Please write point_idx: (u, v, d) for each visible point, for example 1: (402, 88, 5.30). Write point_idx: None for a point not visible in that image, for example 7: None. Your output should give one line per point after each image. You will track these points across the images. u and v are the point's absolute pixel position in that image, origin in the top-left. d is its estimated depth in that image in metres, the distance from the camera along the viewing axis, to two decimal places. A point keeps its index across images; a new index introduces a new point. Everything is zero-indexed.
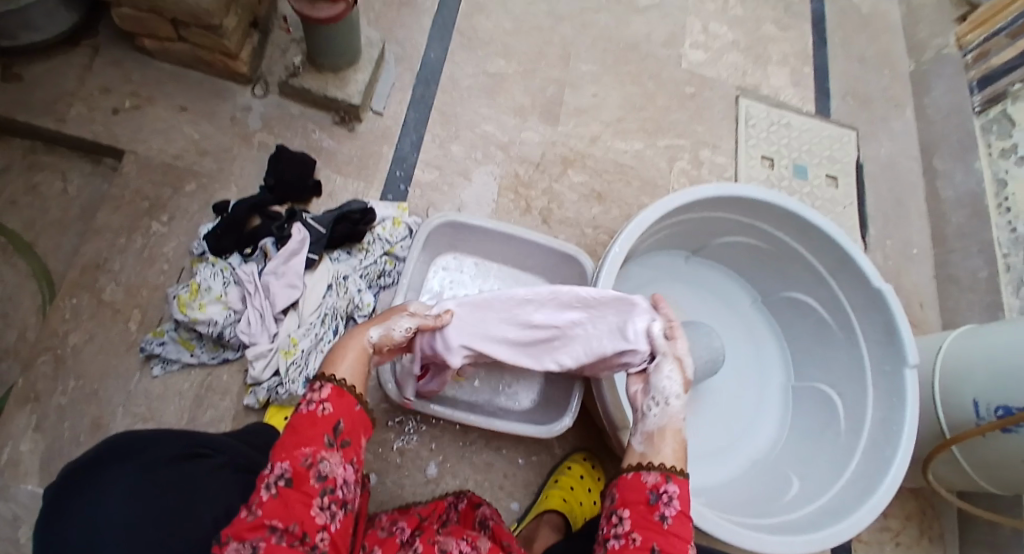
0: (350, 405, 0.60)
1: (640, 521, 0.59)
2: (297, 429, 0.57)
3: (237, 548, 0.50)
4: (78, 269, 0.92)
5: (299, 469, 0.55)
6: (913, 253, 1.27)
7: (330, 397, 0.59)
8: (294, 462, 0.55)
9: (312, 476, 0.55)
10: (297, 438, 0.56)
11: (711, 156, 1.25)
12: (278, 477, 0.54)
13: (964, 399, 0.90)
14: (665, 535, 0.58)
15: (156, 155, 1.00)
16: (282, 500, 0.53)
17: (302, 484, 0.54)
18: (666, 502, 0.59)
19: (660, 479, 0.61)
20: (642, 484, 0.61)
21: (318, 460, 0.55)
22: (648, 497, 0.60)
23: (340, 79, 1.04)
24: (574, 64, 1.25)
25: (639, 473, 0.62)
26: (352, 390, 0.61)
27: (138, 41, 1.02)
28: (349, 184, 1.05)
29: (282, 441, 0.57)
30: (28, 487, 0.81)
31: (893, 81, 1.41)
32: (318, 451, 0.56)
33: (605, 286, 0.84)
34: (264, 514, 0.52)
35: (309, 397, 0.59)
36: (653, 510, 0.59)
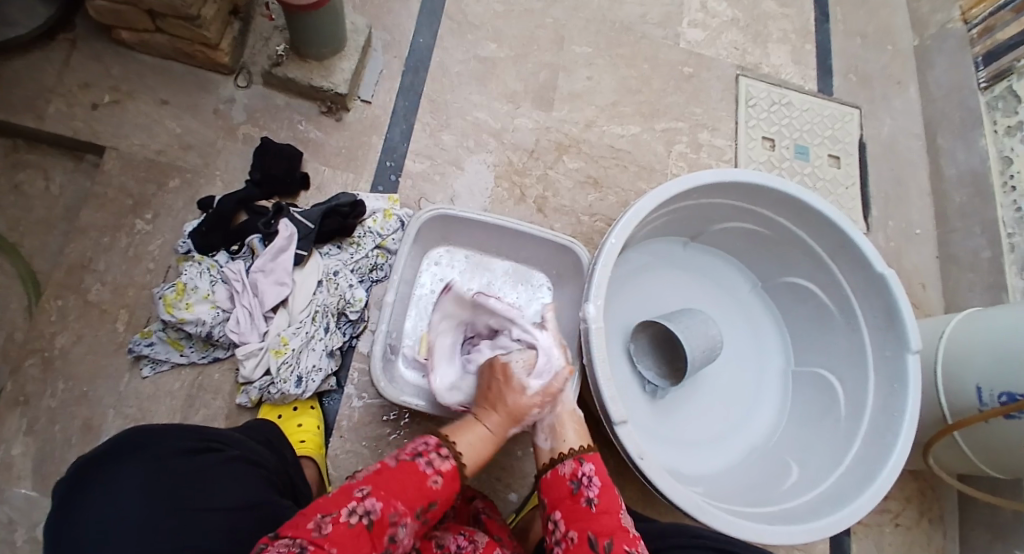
0: (450, 492, 0.61)
1: (571, 514, 0.62)
2: (408, 479, 0.58)
3: (291, 546, 0.49)
4: (64, 270, 0.91)
5: (386, 519, 0.54)
6: (915, 233, 1.24)
7: (445, 470, 0.60)
8: (386, 509, 0.55)
9: (388, 534, 0.54)
10: (402, 487, 0.57)
11: (709, 139, 1.22)
12: (365, 512, 0.54)
13: (966, 385, 0.88)
14: (596, 518, 0.61)
15: (138, 151, 0.98)
16: (355, 537, 0.52)
17: (377, 533, 0.53)
18: (587, 485, 0.63)
19: (575, 465, 0.67)
20: (562, 479, 0.66)
21: (402, 523, 0.55)
22: (570, 488, 0.64)
23: (325, 67, 1.02)
24: (568, 46, 1.21)
25: (557, 467, 0.67)
26: (462, 470, 0.63)
27: (116, 34, 0.99)
28: (337, 176, 1.03)
29: (384, 477, 0.57)
30: (22, 490, 0.81)
31: (896, 57, 1.37)
32: (407, 515, 0.56)
33: (601, 280, 0.81)
34: (331, 535, 0.51)
35: (431, 455, 0.61)
36: (578, 498, 0.63)
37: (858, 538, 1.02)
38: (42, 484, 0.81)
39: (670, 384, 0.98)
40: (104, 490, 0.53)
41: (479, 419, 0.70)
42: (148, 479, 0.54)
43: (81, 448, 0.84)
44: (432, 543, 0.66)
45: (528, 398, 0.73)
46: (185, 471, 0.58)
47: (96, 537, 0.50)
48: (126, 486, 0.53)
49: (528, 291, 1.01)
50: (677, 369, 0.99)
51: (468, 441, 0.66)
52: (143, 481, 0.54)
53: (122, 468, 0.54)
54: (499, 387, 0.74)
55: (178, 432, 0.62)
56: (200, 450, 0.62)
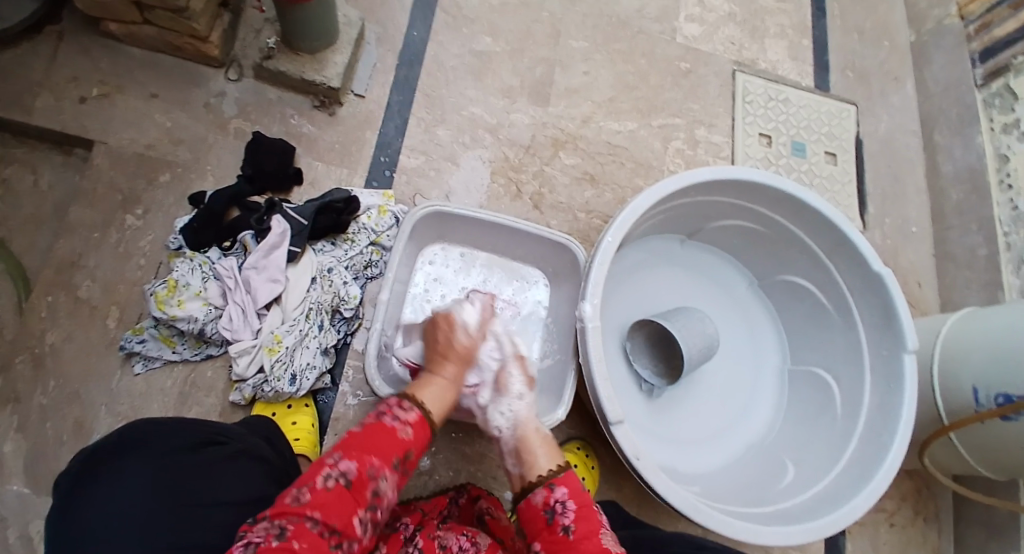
0: (424, 439, 0.61)
1: (550, 546, 0.59)
2: (376, 436, 0.57)
3: (269, 527, 0.49)
4: (53, 266, 0.89)
5: (364, 476, 0.54)
6: (911, 230, 1.24)
7: (415, 421, 0.60)
8: (361, 467, 0.54)
9: (370, 488, 0.54)
10: (373, 444, 0.56)
11: (707, 135, 1.21)
12: (341, 474, 0.53)
13: (963, 385, 0.88)
14: (574, 547, 0.58)
15: (128, 145, 0.96)
16: (335, 498, 0.52)
17: (358, 490, 0.53)
18: (562, 513, 0.60)
19: (547, 493, 0.63)
20: (535, 508, 0.62)
21: (381, 476, 0.55)
22: (545, 517, 0.61)
23: (317, 61, 1.00)
24: (564, 40, 1.20)
25: (530, 496, 0.64)
26: (427, 418, 0.62)
27: (104, 25, 0.97)
28: (331, 171, 1.01)
29: (354, 439, 0.56)
30: (13, 489, 0.79)
31: (893, 53, 1.37)
32: (384, 468, 0.55)
33: (597, 278, 0.81)
34: (309, 503, 0.51)
35: (395, 411, 0.60)
36: (555, 527, 0.60)
37: (854, 538, 1.03)
38: (32, 485, 0.80)
39: (667, 383, 0.98)
40: (113, 483, 0.52)
41: (436, 371, 0.71)
42: (156, 473, 0.54)
43: (73, 447, 0.82)
44: (434, 543, 0.66)
45: (467, 341, 0.77)
46: (191, 466, 0.57)
47: (103, 531, 0.49)
48: (135, 480, 0.52)
49: (524, 288, 1.00)
50: (673, 368, 0.99)
51: (434, 394, 0.67)
52: (152, 475, 0.53)
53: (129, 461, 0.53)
54: (444, 337, 0.76)
55: (183, 426, 0.61)
56: (205, 444, 0.61)
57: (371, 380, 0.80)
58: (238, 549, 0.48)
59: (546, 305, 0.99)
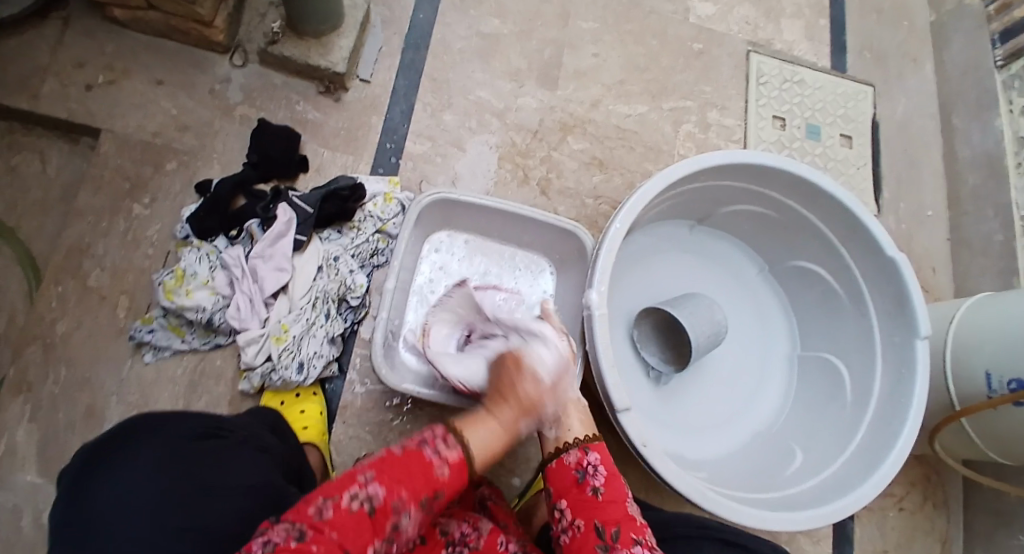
0: (462, 482, 0.55)
1: (577, 504, 0.62)
2: (412, 467, 0.52)
3: (287, 528, 0.47)
4: (62, 254, 0.90)
5: (388, 507, 0.50)
6: (927, 215, 1.21)
7: (454, 461, 0.54)
8: (389, 497, 0.50)
9: (390, 523, 0.50)
10: (405, 475, 0.52)
11: (718, 118, 1.18)
12: (367, 498, 0.50)
13: (975, 372, 0.87)
14: (603, 507, 0.61)
15: (134, 132, 0.96)
16: (355, 524, 0.49)
17: (379, 519, 0.50)
18: (593, 474, 0.64)
19: (581, 454, 0.66)
20: (567, 467, 0.65)
21: (405, 511, 0.51)
22: (575, 477, 0.64)
23: (323, 45, 0.99)
24: (573, 22, 1.17)
25: (562, 456, 0.66)
26: (473, 463, 0.56)
27: (108, 11, 0.97)
28: (337, 158, 1.01)
29: (391, 462, 0.52)
30: (28, 474, 0.81)
31: (913, 31, 1.32)
32: (410, 504, 0.51)
33: (604, 264, 0.80)
34: (329, 523, 0.48)
35: (440, 441, 0.55)
36: (584, 487, 0.63)
37: (861, 523, 1.02)
38: (48, 469, 0.82)
39: (673, 369, 0.98)
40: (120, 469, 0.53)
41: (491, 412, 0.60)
42: (162, 460, 0.55)
43: (84, 434, 0.84)
44: (436, 530, 0.67)
45: (541, 393, 0.63)
46: (196, 454, 0.58)
47: (111, 518, 0.50)
48: (142, 468, 0.53)
49: (531, 276, 0.99)
50: (681, 355, 0.98)
51: (484, 436, 0.57)
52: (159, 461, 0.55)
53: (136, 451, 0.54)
54: (510, 377, 0.64)
55: (190, 419, 0.62)
56: (210, 436, 0.62)
57: (377, 364, 0.80)
58: (256, 544, 0.46)
59: (553, 293, 0.99)
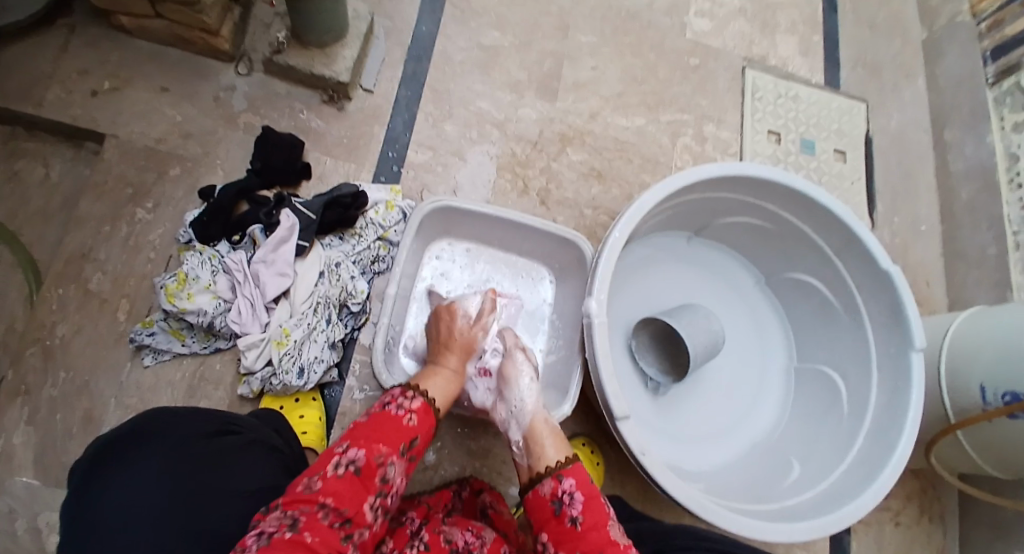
0: (429, 428, 0.64)
1: (558, 536, 0.61)
2: (383, 428, 0.60)
3: (281, 514, 0.52)
4: (64, 259, 0.90)
5: (372, 463, 0.57)
6: (921, 229, 1.23)
7: (417, 411, 0.64)
8: (369, 454, 0.57)
9: (378, 475, 0.57)
10: (378, 434, 0.59)
11: (715, 131, 1.20)
12: (349, 462, 0.56)
13: (970, 383, 0.88)
14: (584, 537, 0.59)
15: (138, 139, 0.97)
16: (345, 485, 0.55)
17: (367, 477, 0.56)
18: (570, 504, 0.61)
19: (555, 484, 0.64)
20: (544, 499, 0.63)
21: (389, 463, 0.58)
22: (552, 509, 0.62)
23: (326, 55, 1.00)
24: (573, 35, 1.19)
25: (538, 486, 0.65)
26: (432, 405, 0.66)
27: (114, 19, 0.98)
28: (339, 166, 1.02)
29: (360, 430, 0.60)
30: (24, 479, 0.81)
31: (905, 49, 1.35)
32: (391, 455, 0.59)
33: (604, 272, 0.80)
34: (321, 490, 0.53)
35: (398, 402, 0.64)
36: (563, 518, 0.61)
37: (858, 535, 1.03)
38: (44, 475, 0.81)
39: (672, 380, 0.98)
40: (126, 472, 0.52)
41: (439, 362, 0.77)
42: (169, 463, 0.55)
43: (81, 439, 0.84)
44: (440, 537, 0.66)
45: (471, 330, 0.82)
46: (202, 456, 0.59)
47: (118, 522, 0.50)
48: (150, 471, 0.53)
49: (530, 285, 1.00)
50: (679, 365, 0.99)
51: (437, 386, 0.71)
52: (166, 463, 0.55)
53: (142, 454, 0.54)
54: (444, 329, 0.82)
55: (195, 417, 0.63)
56: (216, 434, 0.63)
57: (377, 371, 0.81)
58: (250, 538, 0.49)
59: (552, 302, 1.00)
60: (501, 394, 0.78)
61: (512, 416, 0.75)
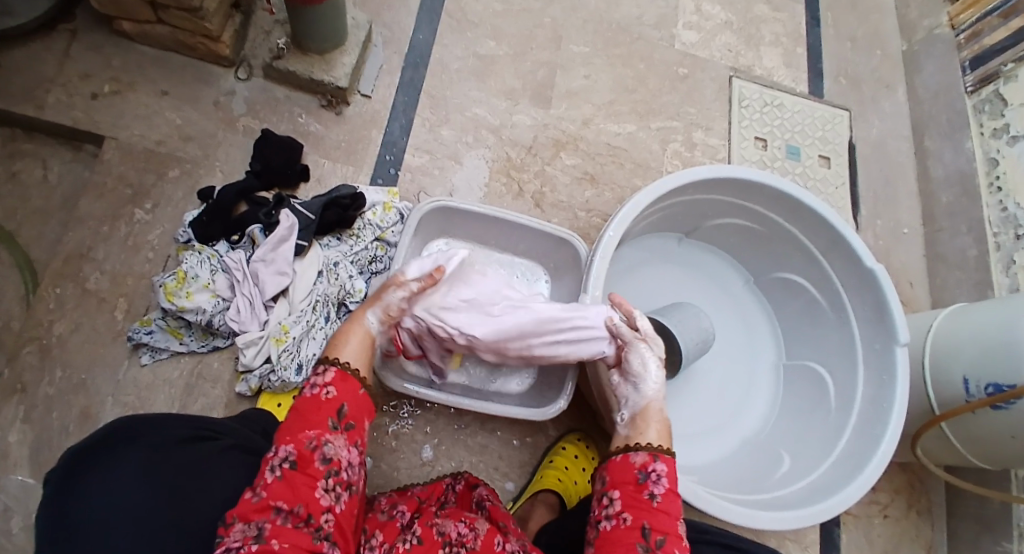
0: (353, 389, 0.63)
1: (630, 500, 0.62)
2: (302, 413, 0.59)
3: (243, 528, 0.51)
4: (62, 258, 0.91)
5: (305, 451, 0.56)
6: (904, 232, 1.27)
7: (333, 381, 0.62)
8: (300, 445, 0.57)
9: (317, 459, 0.57)
10: (302, 422, 0.59)
11: (703, 138, 1.24)
12: (283, 459, 0.56)
13: (953, 376, 0.91)
14: (655, 513, 0.61)
15: (137, 141, 0.98)
16: (288, 483, 0.55)
17: (306, 466, 0.56)
18: (655, 481, 0.63)
19: (648, 459, 0.65)
20: (630, 464, 0.65)
21: (323, 443, 0.58)
22: (636, 476, 0.64)
23: (326, 61, 1.02)
24: (565, 45, 1.23)
25: (629, 454, 0.66)
26: (349, 371, 0.64)
27: (116, 25, 0.99)
28: (337, 169, 1.03)
29: (287, 425, 0.59)
30: (18, 478, 0.80)
31: (885, 60, 1.40)
32: (320, 434, 0.58)
33: (598, 270, 0.83)
34: (269, 496, 0.54)
35: (313, 380, 0.62)
36: (642, 489, 0.63)
37: (848, 530, 1.04)
38: (39, 472, 0.81)
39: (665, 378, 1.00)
40: (109, 473, 0.51)
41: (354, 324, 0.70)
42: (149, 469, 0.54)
43: (77, 437, 0.83)
44: (433, 530, 0.67)
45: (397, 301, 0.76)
46: (184, 460, 0.58)
47: (104, 524, 0.49)
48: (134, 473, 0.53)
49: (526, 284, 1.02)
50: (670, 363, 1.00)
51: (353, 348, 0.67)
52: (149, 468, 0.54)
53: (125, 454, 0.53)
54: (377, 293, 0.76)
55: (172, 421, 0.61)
56: (195, 438, 0.62)
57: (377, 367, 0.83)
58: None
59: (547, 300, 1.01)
60: (624, 376, 0.76)
61: (634, 396, 0.74)
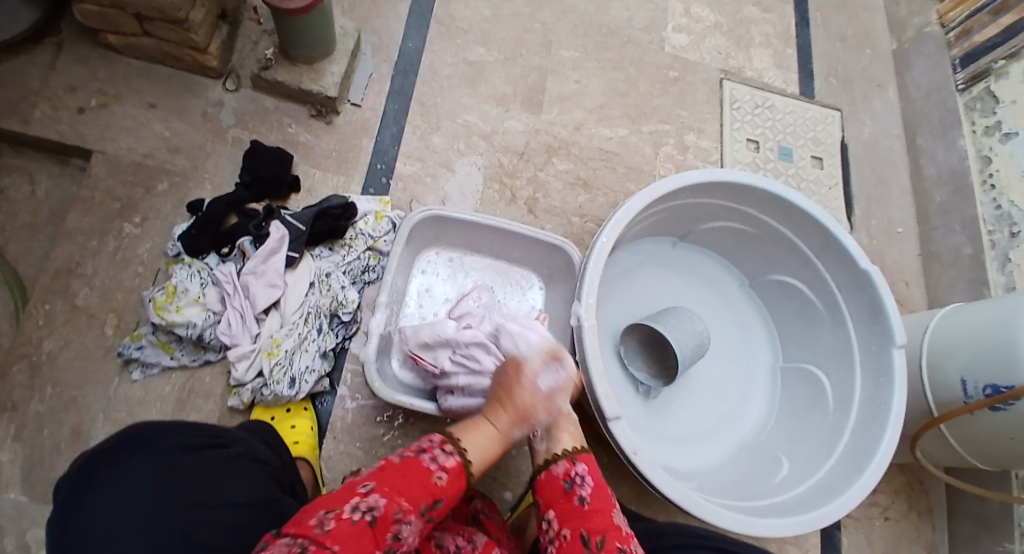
0: (456, 490, 0.59)
1: (566, 514, 0.63)
2: (410, 476, 0.55)
3: (291, 544, 0.47)
4: (51, 274, 0.90)
5: (389, 516, 0.52)
6: (896, 232, 1.27)
7: (450, 468, 0.59)
8: (390, 505, 0.52)
9: (392, 531, 0.52)
10: (405, 484, 0.55)
11: (696, 141, 1.23)
12: (368, 509, 0.51)
13: (951, 377, 0.90)
14: (590, 516, 0.62)
15: (126, 155, 0.97)
16: (357, 532, 0.50)
17: (381, 530, 0.51)
18: (581, 485, 0.65)
19: (568, 465, 0.67)
20: (555, 477, 0.66)
21: (406, 521, 0.53)
22: (563, 487, 0.65)
23: (315, 70, 1.02)
24: (555, 50, 1.23)
25: (550, 467, 0.67)
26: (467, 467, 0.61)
27: (103, 38, 0.99)
28: (328, 178, 1.03)
29: (389, 473, 0.55)
30: (9, 498, 0.79)
31: (875, 59, 1.40)
32: (410, 512, 0.54)
33: (592, 277, 0.82)
34: (332, 534, 0.49)
35: (436, 451, 0.59)
36: (572, 497, 0.64)
37: (848, 533, 1.04)
38: (31, 491, 0.80)
39: (662, 384, 0.99)
40: (109, 482, 0.53)
41: (489, 417, 0.68)
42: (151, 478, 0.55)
43: (68, 455, 0.82)
44: (432, 543, 0.66)
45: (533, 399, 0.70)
46: (188, 467, 0.58)
47: (100, 536, 0.51)
48: (135, 482, 0.54)
49: (520, 292, 1.01)
50: (667, 368, 1.00)
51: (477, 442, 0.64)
52: (150, 476, 0.55)
53: (126, 461, 0.55)
54: (511, 383, 0.72)
55: (181, 428, 0.61)
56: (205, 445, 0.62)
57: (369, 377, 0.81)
58: None
59: (542, 308, 1.01)
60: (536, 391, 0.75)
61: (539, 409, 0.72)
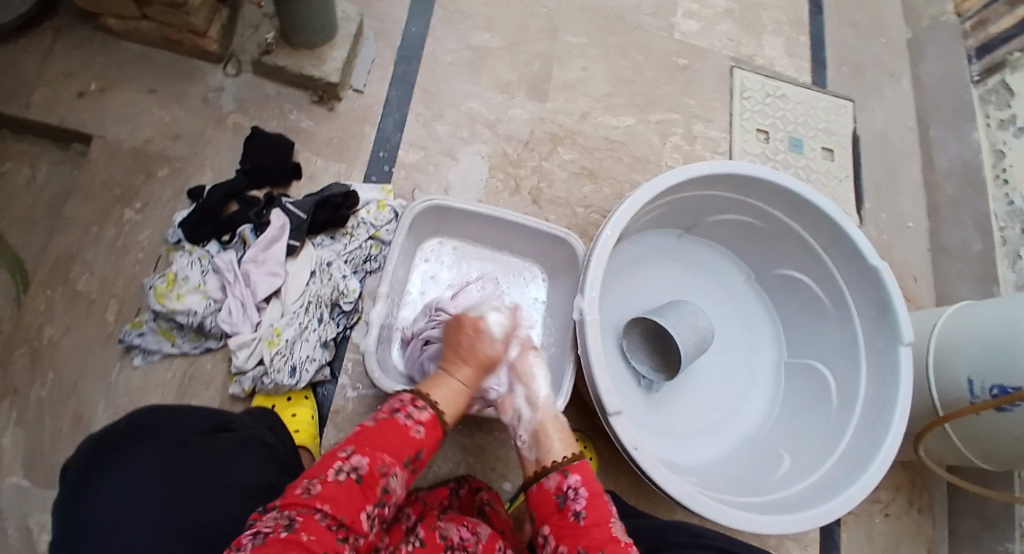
0: (434, 438, 0.62)
1: (560, 531, 0.62)
2: (386, 432, 0.59)
3: (279, 517, 0.51)
4: (51, 260, 0.89)
5: (374, 472, 0.56)
6: (907, 226, 1.24)
7: (425, 421, 0.62)
8: (373, 463, 0.56)
9: (379, 485, 0.56)
10: (383, 441, 0.58)
11: (704, 131, 1.21)
12: (352, 468, 0.55)
13: (957, 376, 0.89)
14: (586, 532, 0.61)
15: (126, 140, 0.96)
16: (346, 491, 0.54)
17: (368, 487, 0.55)
18: (574, 499, 0.63)
19: (560, 478, 0.65)
20: (548, 492, 0.65)
21: (391, 473, 0.57)
22: (557, 502, 0.64)
23: (316, 56, 1.00)
24: (562, 36, 1.20)
25: (542, 481, 0.66)
26: (439, 419, 0.64)
27: (102, 20, 0.97)
28: (329, 166, 1.01)
29: (367, 434, 0.58)
30: (12, 483, 0.80)
31: (890, 49, 1.37)
32: (394, 466, 0.57)
33: (594, 271, 0.81)
34: (319, 496, 0.52)
35: (408, 408, 0.61)
36: (566, 513, 0.62)
37: (849, 529, 1.03)
38: (33, 477, 0.80)
39: (665, 378, 0.98)
40: (120, 467, 0.52)
41: (450, 372, 0.70)
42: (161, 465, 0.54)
43: (70, 441, 0.83)
44: (435, 534, 0.66)
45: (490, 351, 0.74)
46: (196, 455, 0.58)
47: (113, 522, 0.50)
48: (147, 467, 0.53)
49: (522, 284, 1.00)
50: (670, 362, 0.99)
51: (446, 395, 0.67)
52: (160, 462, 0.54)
53: (138, 447, 0.54)
54: (466, 341, 0.74)
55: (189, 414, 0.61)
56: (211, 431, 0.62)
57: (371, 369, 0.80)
58: (248, 537, 0.49)
59: (544, 300, 1.00)
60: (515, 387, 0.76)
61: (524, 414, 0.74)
